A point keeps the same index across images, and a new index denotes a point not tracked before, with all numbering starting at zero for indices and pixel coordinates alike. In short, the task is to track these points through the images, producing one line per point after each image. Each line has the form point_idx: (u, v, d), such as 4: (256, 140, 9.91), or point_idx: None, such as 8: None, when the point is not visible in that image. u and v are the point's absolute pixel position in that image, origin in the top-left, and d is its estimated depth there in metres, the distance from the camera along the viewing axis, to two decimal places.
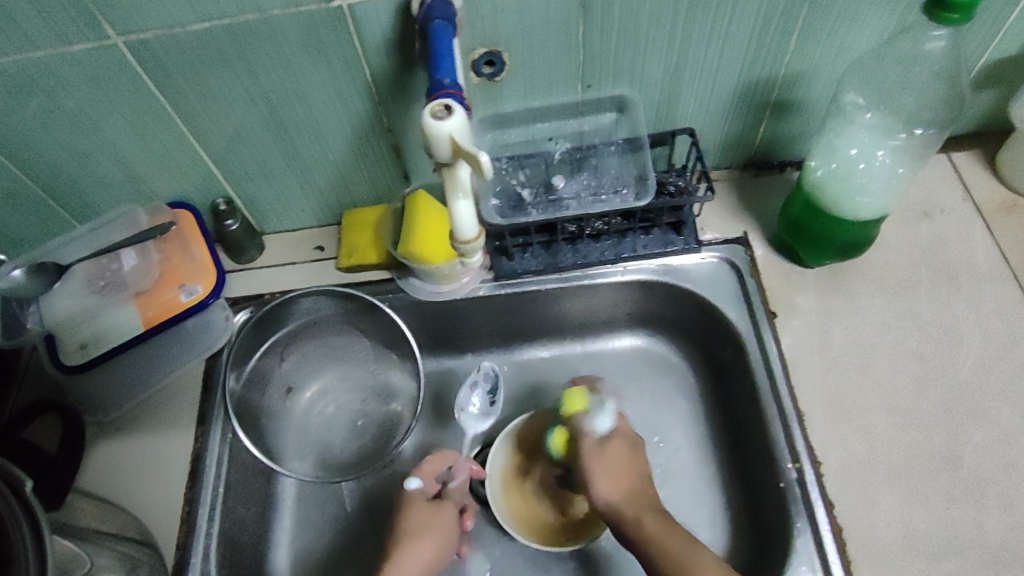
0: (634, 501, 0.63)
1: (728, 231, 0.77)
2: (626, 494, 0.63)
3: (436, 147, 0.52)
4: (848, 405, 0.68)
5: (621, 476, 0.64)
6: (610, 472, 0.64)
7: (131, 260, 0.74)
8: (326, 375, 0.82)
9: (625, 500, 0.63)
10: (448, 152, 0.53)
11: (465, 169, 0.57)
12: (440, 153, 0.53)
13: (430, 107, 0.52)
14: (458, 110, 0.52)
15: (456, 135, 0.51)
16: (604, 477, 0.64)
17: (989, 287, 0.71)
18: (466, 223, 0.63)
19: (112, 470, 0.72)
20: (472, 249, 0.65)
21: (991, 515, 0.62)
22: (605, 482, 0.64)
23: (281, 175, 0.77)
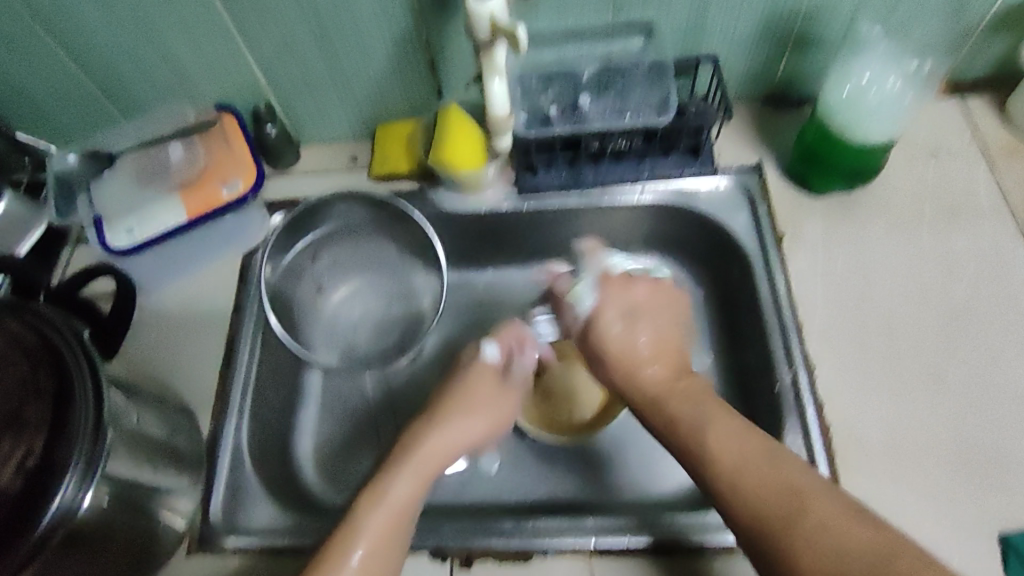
0: (672, 388, 0.63)
1: (744, 159, 0.81)
2: (668, 380, 0.64)
3: (478, 26, 0.60)
4: (851, 320, 0.71)
5: (662, 365, 0.65)
6: (642, 333, 0.67)
7: (177, 152, 0.79)
8: (356, 279, 0.88)
9: (642, 350, 0.66)
10: (489, 31, 0.61)
11: (501, 50, 0.64)
12: (481, 32, 0.61)
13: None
14: None
15: (495, 15, 0.59)
16: (635, 334, 0.66)
17: (988, 221, 0.75)
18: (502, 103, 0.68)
19: (152, 349, 0.76)
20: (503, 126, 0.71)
21: (971, 423, 0.65)
22: (619, 334, 0.67)
23: (322, 86, 0.81)
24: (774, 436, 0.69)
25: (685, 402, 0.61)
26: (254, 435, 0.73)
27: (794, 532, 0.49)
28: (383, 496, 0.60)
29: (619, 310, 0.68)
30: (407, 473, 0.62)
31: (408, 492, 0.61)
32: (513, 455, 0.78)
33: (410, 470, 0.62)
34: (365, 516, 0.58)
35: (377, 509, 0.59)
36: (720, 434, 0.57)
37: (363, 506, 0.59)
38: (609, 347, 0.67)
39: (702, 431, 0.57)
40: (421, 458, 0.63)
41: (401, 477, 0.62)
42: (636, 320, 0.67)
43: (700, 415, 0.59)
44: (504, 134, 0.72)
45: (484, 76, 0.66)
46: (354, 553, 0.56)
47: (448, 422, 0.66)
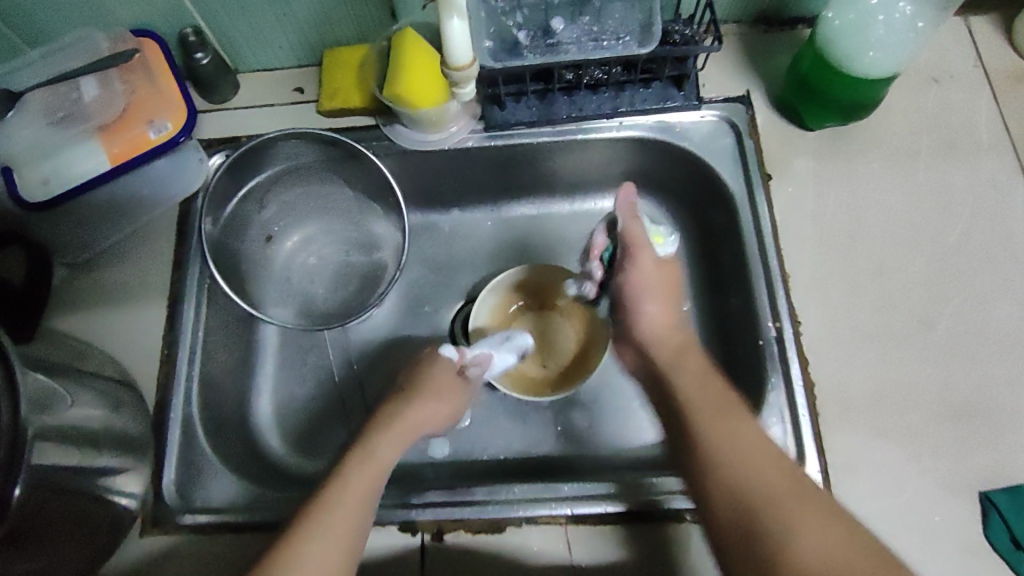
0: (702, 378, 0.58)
1: (731, 90, 0.74)
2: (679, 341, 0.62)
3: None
4: (840, 267, 0.68)
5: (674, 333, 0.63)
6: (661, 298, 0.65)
7: (92, 90, 0.68)
8: (309, 226, 0.80)
9: (665, 323, 0.64)
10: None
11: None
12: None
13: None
14: None
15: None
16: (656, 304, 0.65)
17: (987, 156, 0.70)
18: (464, 50, 0.55)
19: (87, 312, 0.70)
20: (468, 80, 0.59)
21: (960, 375, 0.63)
22: (655, 314, 0.64)
23: (256, 7, 0.70)
24: (753, 389, 0.66)
25: (698, 392, 0.57)
26: (205, 401, 0.68)
27: (757, 501, 0.48)
28: (365, 459, 0.56)
29: (650, 290, 0.65)
30: (391, 436, 0.58)
31: (393, 456, 0.57)
32: (485, 411, 0.75)
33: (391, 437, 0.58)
34: (350, 478, 0.54)
35: (361, 467, 0.55)
36: (733, 431, 0.53)
37: (349, 465, 0.55)
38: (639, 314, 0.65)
39: (724, 424, 0.54)
40: (399, 429, 0.59)
41: (385, 441, 0.58)
42: (657, 295, 0.65)
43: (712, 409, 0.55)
44: (467, 87, 0.59)
45: (442, 15, 0.52)
46: (337, 512, 0.51)
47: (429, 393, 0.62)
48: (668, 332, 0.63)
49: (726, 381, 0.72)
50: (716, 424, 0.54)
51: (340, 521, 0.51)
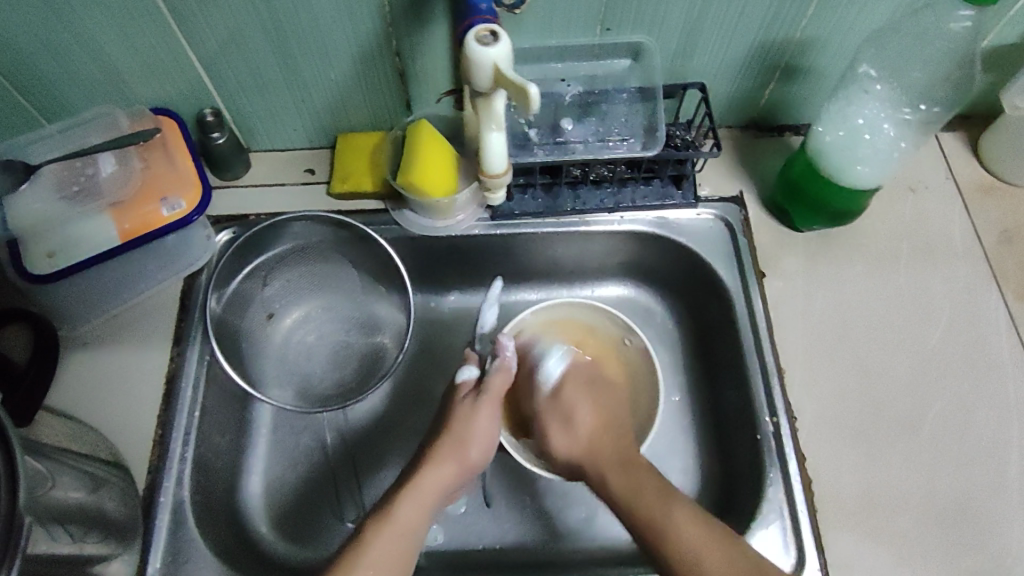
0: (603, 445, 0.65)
1: (725, 190, 0.78)
2: (597, 428, 0.66)
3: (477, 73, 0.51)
4: (830, 363, 0.71)
5: (603, 438, 0.65)
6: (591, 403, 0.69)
7: (109, 166, 0.69)
8: (308, 303, 0.80)
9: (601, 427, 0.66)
10: (490, 82, 0.52)
11: (502, 99, 0.55)
12: (481, 83, 0.52)
13: (475, 33, 0.50)
14: (504, 37, 0.50)
15: (499, 64, 0.50)
16: (585, 408, 0.68)
17: (961, 263, 0.75)
18: (497, 158, 0.60)
19: (82, 388, 0.68)
20: (497, 185, 0.63)
21: (947, 477, 0.66)
22: (585, 412, 0.68)
23: (276, 91, 0.73)
24: (751, 483, 0.68)
25: (618, 467, 0.62)
26: (198, 484, 0.67)
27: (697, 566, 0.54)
28: (436, 473, 0.63)
29: (586, 381, 0.71)
30: (407, 497, 0.62)
31: (412, 516, 0.61)
32: (480, 497, 0.75)
33: (456, 458, 0.65)
34: (416, 488, 0.62)
35: (429, 481, 0.63)
36: (677, 515, 0.57)
37: (419, 477, 0.63)
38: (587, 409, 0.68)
39: (667, 501, 0.58)
40: (467, 449, 0.65)
41: (447, 463, 0.64)
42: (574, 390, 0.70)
43: (656, 491, 0.59)
44: (497, 191, 0.64)
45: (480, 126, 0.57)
46: (403, 511, 0.61)
47: (487, 406, 0.68)
48: (596, 430, 0.66)
49: (723, 473, 0.73)
50: (636, 503, 0.59)
51: (404, 519, 0.60)
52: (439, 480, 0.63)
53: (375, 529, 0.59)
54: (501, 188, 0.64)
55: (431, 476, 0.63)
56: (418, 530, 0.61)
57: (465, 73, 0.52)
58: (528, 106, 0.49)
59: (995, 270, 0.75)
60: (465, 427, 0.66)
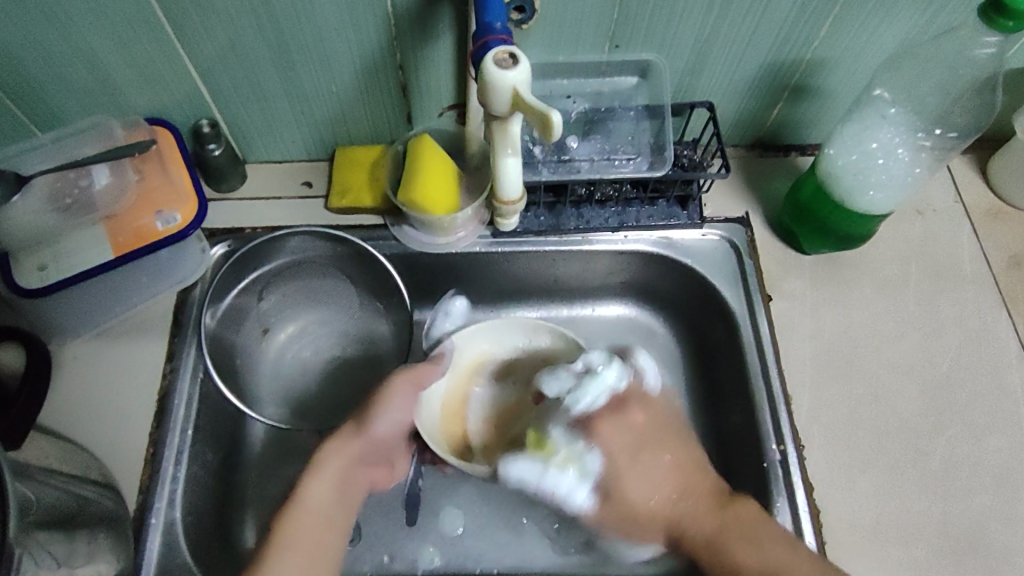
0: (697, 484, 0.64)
1: (730, 210, 0.77)
2: (659, 506, 0.63)
3: (495, 97, 0.50)
4: (837, 389, 0.70)
5: (689, 495, 0.63)
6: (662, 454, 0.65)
7: (103, 177, 0.67)
8: (304, 318, 0.79)
9: (655, 469, 0.64)
10: (508, 105, 0.51)
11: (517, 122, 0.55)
12: (500, 106, 0.51)
13: (493, 56, 0.50)
14: (523, 59, 0.50)
15: (519, 87, 0.50)
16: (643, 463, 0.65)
17: (971, 289, 0.74)
18: (510, 179, 0.61)
19: (70, 405, 0.66)
20: (511, 210, 0.64)
21: (958, 509, 0.64)
22: (637, 486, 0.64)
23: (276, 102, 0.71)
24: None
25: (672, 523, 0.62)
26: (189, 506, 0.65)
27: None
28: (341, 445, 0.60)
29: (628, 455, 0.64)
30: (319, 473, 0.58)
31: (320, 497, 0.57)
32: (477, 521, 0.73)
33: (366, 432, 0.62)
34: (321, 463, 0.58)
35: (331, 454, 0.59)
36: (755, 517, 0.60)
37: (323, 451, 0.59)
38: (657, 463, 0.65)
39: (750, 543, 0.58)
40: (369, 421, 0.62)
41: (354, 438, 0.61)
42: (651, 439, 0.66)
43: (717, 521, 0.61)
44: (509, 215, 0.65)
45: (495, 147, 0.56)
46: (315, 486, 0.57)
47: (405, 383, 0.65)
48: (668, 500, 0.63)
49: None
50: (751, 538, 0.59)
51: (313, 501, 0.56)
52: (343, 454, 0.60)
53: (287, 514, 0.56)
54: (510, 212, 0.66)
55: (342, 452, 0.60)
56: (326, 505, 0.57)
57: (482, 95, 0.52)
58: (549, 132, 0.49)
59: (1005, 297, 0.74)
60: (378, 409, 0.63)
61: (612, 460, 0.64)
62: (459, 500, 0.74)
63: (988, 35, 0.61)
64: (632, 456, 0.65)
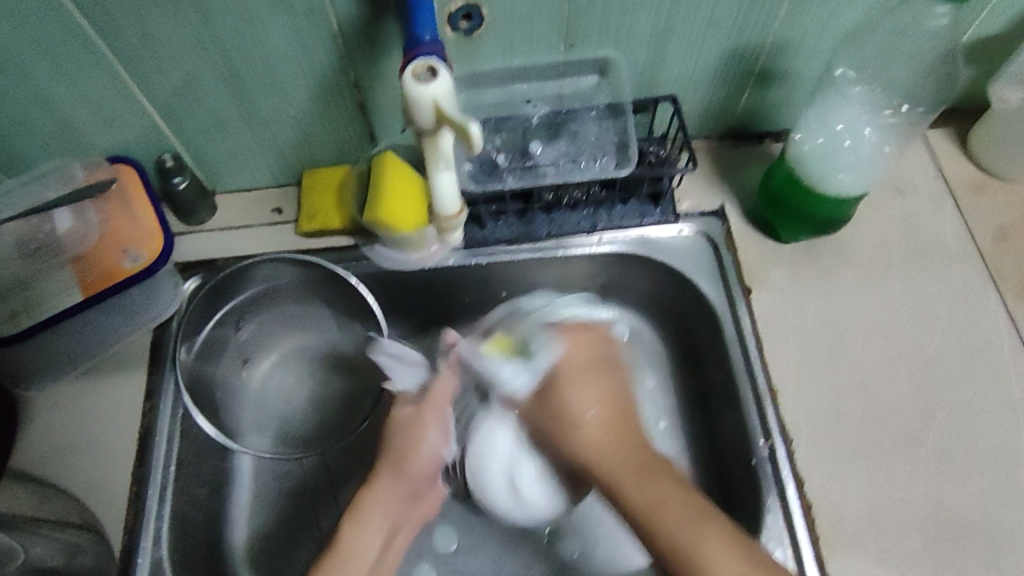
0: (622, 418, 0.62)
1: (705, 205, 0.75)
2: (609, 433, 0.61)
3: (417, 112, 0.49)
4: (824, 379, 0.68)
5: (622, 435, 0.61)
6: (579, 384, 0.62)
7: (66, 221, 0.67)
8: (284, 345, 0.78)
9: (583, 410, 0.61)
10: (432, 120, 0.50)
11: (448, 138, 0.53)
12: (425, 122, 0.50)
13: (411, 70, 0.48)
14: (444, 72, 0.48)
15: (440, 102, 0.49)
16: (578, 391, 0.62)
17: (957, 265, 0.72)
18: (448, 199, 0.59)
19: (51, 451, 0.66)
20: (455, 220, 0.62)
21: (954, 494, 0.63)
22: (581, 398, 0.62)
23: (236, 131, 0.71)
24: (749, 510, 0.65)
25: (635, 474, 0.57)
26: (176, 543, 0.64)
27: None
28: (382, 496, 0.63)
29: (576, 373, 0.63)
30: None
31: None
32: (471, 536, 0.73)
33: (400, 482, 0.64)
34: (364, 514, 0.62)
35: None
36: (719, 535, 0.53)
37: None
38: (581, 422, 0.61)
39: (699, 535, 0.53)
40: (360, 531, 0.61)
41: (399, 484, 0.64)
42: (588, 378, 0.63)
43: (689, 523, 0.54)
44: (453, 230, 0.64)
45: (430, 164, 0.55)
46: (361, 540, 0.61)
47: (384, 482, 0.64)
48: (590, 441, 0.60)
49: (720, 500, 0.70)
50: (695, 542, 0.53)
51: None
52: None
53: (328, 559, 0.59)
54: (458, 226, 0.64)
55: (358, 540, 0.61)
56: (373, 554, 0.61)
57: (406, 112, 0.50)
58: (471, 144, 0.48)
59: (992, 271, 0.72)
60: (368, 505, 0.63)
61: (566, 366, 0.63)
62: (451, 517, 0.74)
63: (944, 7, 0.60)
64: (589, 367, 0.64)
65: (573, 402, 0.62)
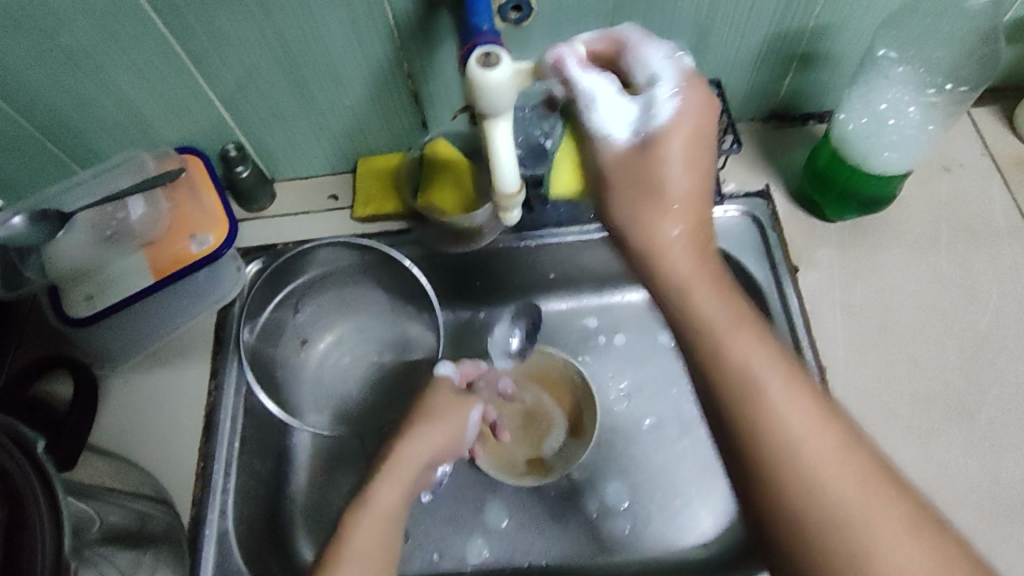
0: (738, 325, 0.47)
1: (752, 184, 0.77)
2: (733, 312, 0.48)
3: (484, 96, 0.49)
4: (873, 354, 0.69)
5: (731, 304, 0.48)
6: (830, 433, 0.44)
7: (139, 209, 0.72)
8: (340, 325, 0.81)
9: (829, 454, 0.43)
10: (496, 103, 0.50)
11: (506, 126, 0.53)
12: (489, 107, 0.50)
13: (474, 58, 0.49)
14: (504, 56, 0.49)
15: (505, 81, 0.49)
16: (813, 432, 0.44)
17: (1006, 242, 0.72)
18: (508, 174, 0.56)
19: (124, 426, 0.70)
20: (511, 205, 0.59)
21: (1007, 468, 0.63)
22: (664, 224, 0.49)
23: (294, 122, 0.74)
24: None
25: (733, 396, 0.46)
26: (241, 516, 0.67)
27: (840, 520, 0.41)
28: (420, 441, 0.64)
29: (667, 208, 0.50)
30: (385, 476, 0.61)
31: (392, 494, 0.60)
32: (521, 513, 0.74)
33: (441, 422, 0.66)
34: (402, 446, 0.63)
35: (382, 495, 0.59)
36: (799, 425, 0.44)
37: (373, 491, 0.60)
38: (758, 434, 0.44)
39: (760, 389, 0.45)
40: (415, 434, 0.64)
41: (436, 428, 0.65)
42: (687, 227, 0.50)
43: (802, 419, 0.44)
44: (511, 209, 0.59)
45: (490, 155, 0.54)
46: (380, 491, 0.60)
47: (450, 407, 0.67)
48: (829, 470, 0.42)
49: None
50: (763, 415, 0.45)
51: (382, 500, 0.59)
52: (392, 487, 0.60)
53: (355, 514, 0.58)
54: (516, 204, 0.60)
55: (402, 444, 0.63)
56: (397, 504, 0.60)
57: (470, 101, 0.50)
58: None
59: None
60: (423, 431, 0.64)
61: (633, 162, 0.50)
62: (502, 494, 0.75)
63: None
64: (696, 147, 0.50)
65: (758, 426, 0.44)
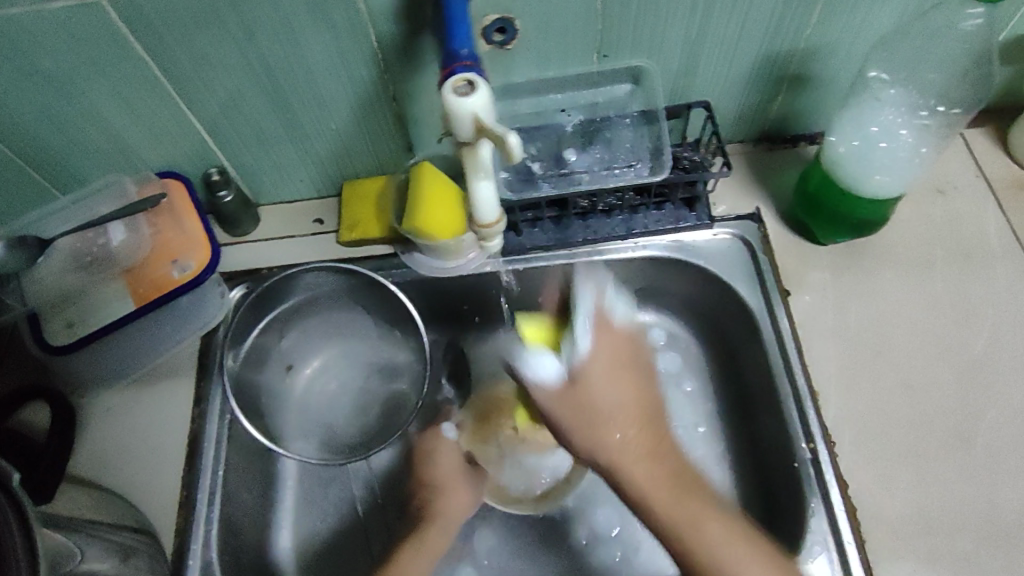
0: (646, 419, 0.58)
1: (741, 208, 0.76)
2: (628, 412, 0.57)
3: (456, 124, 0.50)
4: (866, 381, 0.67)
5: (634, 425, 0.57)
6: (730, 537, 0.54)
7: (120, 235, 0.71)
8: (326, 352, 0.81)
9: None
10: (470, 130, 0.51)
11: (487, 149, 0.54)
12: (463, 132, 0.51)
13: (451, 83, 0.50)
14: (481, 84, 0.50)
15: (479, 113, 0.49)
16: (709, 528, 0.54)
17: (1001, 266, 0.71)
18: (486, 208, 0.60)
19: (105, 455, 0.69)
20: (492, 234, 0.65)
21: (1004, 495, 0.62)
22: (611, 395, 0.57)
23: (279, 145, 0.73)
24: (793, 515, 0.64)
25: (644, 460, 0.56)
26: (224, 546, 0.66)
27: None
28: (443, 507, 0.70)
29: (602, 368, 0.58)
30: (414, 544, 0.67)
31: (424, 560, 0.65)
32: (509, 541, 0.73)
33: (461, 487, 0.72)
34: (427, 516, 0.69)
35: (408, 560, 0.65)
36: (719, 532, 0.54)
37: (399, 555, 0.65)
38: (698, 556, 0.53)
39: (699, 524, 0.54)
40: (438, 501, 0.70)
41: (457, 493, 0.71)
42: (614, 366, 0.59)
43: (687, 510, 0.55)
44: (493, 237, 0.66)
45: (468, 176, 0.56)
46: (409, 557, 0.65)
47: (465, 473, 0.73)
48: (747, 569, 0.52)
49: (761, 502, 0.70)
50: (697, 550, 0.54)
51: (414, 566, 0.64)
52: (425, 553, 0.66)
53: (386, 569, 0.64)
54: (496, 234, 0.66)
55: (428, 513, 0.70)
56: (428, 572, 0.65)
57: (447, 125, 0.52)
58: (510, 153, 0.50)
59: None
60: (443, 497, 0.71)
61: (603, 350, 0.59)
62: (490, 521, 0.74)
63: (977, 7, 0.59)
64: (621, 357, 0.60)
65: (709, 552, 0.53)
